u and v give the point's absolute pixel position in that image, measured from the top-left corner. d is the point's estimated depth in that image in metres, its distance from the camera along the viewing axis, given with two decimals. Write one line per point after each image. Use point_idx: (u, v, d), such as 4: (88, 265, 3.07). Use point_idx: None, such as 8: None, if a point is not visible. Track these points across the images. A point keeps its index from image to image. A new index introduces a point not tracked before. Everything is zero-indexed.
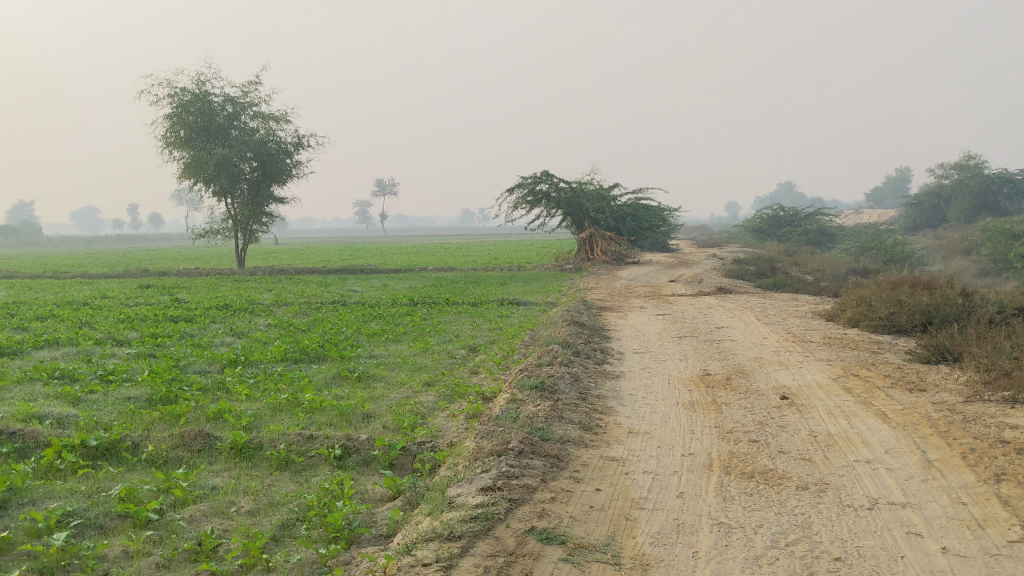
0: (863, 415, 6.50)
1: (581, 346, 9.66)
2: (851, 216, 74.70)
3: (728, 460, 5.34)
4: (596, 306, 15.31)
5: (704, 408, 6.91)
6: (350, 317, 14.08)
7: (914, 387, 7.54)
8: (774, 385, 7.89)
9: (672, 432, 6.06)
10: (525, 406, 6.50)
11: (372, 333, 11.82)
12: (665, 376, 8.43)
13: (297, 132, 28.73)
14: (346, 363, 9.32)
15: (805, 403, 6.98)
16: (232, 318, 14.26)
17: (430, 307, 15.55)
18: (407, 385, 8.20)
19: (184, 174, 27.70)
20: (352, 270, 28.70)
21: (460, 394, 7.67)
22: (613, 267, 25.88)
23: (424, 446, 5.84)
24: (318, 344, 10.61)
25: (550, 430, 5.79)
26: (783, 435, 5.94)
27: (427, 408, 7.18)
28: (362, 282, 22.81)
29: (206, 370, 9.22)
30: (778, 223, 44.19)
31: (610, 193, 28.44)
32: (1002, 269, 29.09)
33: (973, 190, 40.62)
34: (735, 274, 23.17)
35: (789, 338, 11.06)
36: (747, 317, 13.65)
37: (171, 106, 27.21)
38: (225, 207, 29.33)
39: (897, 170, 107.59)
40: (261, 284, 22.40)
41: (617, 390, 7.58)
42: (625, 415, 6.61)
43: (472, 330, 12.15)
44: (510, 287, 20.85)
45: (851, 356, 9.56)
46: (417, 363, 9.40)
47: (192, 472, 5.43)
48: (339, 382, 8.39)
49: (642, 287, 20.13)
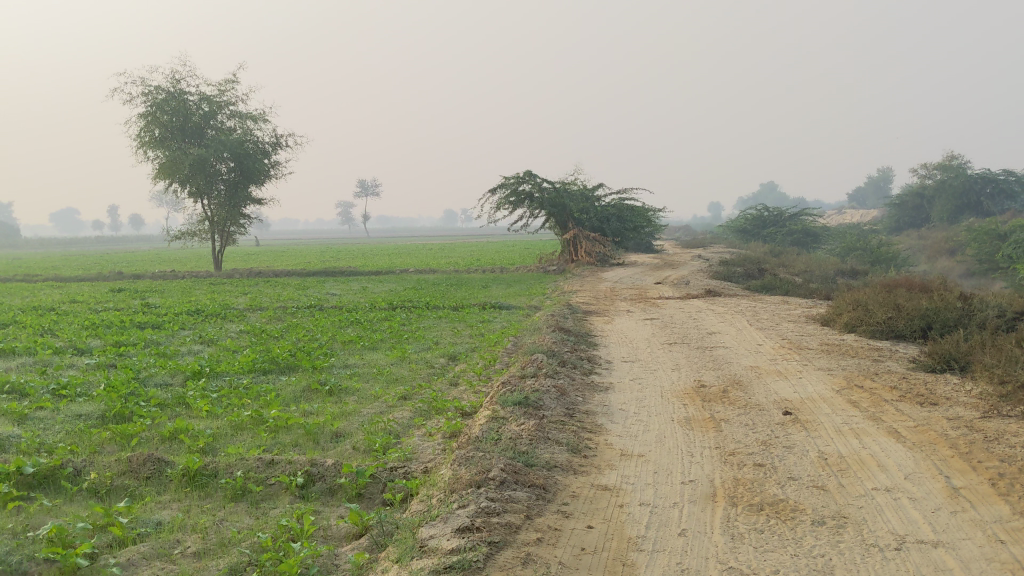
0: (874, 434, 5.99)
1: (568, 356, 9.12)
2: (834, 216, 74.39)
3: (733, 489, 4.82)
4: (582, 310, 14.78)
5: (701, 426, 6.38)
6: (326, 322, 13.46)
7: (924, 400, 7.04)
8: (775, 398, 7.37)
9: (669, 454, 5.54)
10: (507, 425, 5.94)
11: (348, 340, 11.23)
12: (657, 388, 7.89)
13: (274, 131, 28.10)
14: (318, 375, 8.73)
15: (810, 420, 6.47)
16: (202, 324, 13.63)
17: (409, 312, 14.97)
18: (382, 400, 7.62)
19: (159, 175, 27.00)
20: (332, 272, 28.06)
21: (438, 410, 7.10)
22: (598, 269, 25.37)
23: (397, 473, 5.27)
24: (289, 354, 10.00)
25: (535, 453, 5.24)
26: (790, 458, 5.43)
27: (401, 427, 6.61)
28: (341, 285, 22.12)
29: (168, 383, 8.62)
30: (762, 224, 43.82)
31: (594, 194, 27.91)
32: (988, 269, 28.74)
33: (956, 190, 40.38)
34: (722, 276, 22.67)
35: (785, 344, 10.57)
36: (738, 321, 13.14)
37: (145, 105, 26.52)
38: (201, 208, 28.61)
39: (879, 170, 107.79)
40: (235, 287, 21.81)
41: (607, 405, 7.04)
42: (615, 433, 6.08)
43: (452, 337, 11.58)
44: (493, 289, 20.24)
45: (852, 365, 9.06)
46: (392, 374, 8.83)
47: (137, 505, 4.85)
48: (308, 396, 7.81)
49: (627, 289, 19.64)
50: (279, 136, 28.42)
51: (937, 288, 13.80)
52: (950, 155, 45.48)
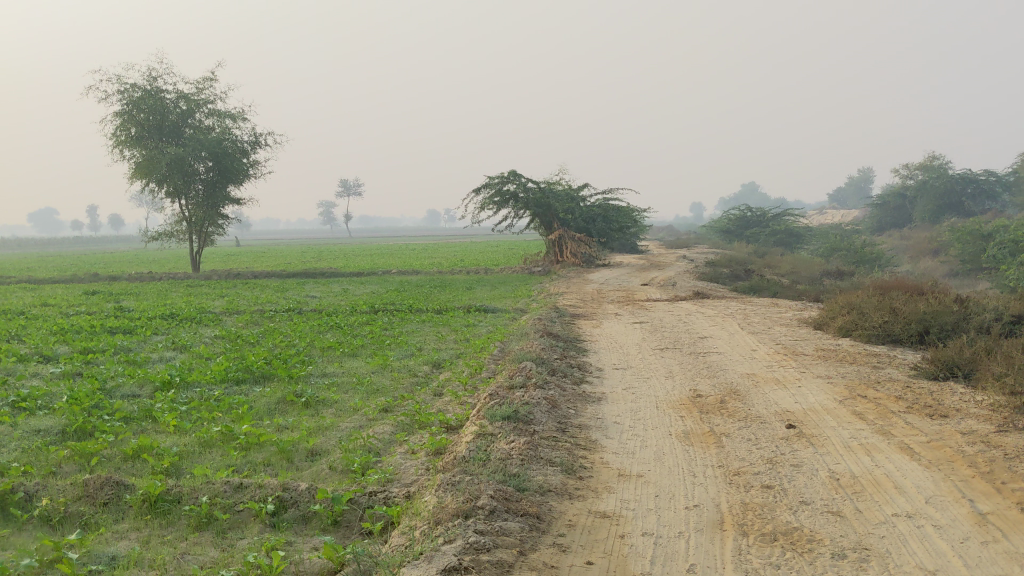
0: (886, 451, 5.62)
1: (557, 364, 8.72)
2: (815, 216, 74.47)
3: (742, 516, 4.44)
4: (569, 313, 14.39)
5: (701, 441, 6.00)
6: (304, 327, 12.99)
7: (933, 411, 6.68)
8: (776, 408, 7.00)
9: (670, 474, 5.16)
10: (496, 442, 5.54)
11: (327, 347, 10.78)
12: (652, 398, 7.50)
13: (253, 130, 27.61)
14: (294, 385, 8.30)
15: (815, 434, 6.10)
16: (176, 329, 13.16)
17: (391, 316, 14.53)
18: (362, 412, 7.20)
19: (135, 174, 26.45)
20: (312, 274, 27.60)
21: (421, 425, 6.70)
22: (583, 270, 25.02)
23: (377, 498, 4.85)
24: (264, 362, 9.57)
25: (527, 475, 4.85)
26: (800, 479, 5.06)
27: (381, 443, 6.21)
28: (321, 287, 21.66)
29: (136, 394, 8.16)
30: (746, 224, 43.60)
31: (579, 194, 27.53)
32: (973, 269, 28.54)
33: (938, 191, 40.23)
34: (709, 277, 22.32)
35: (781, 350, 10.21)
36: (730, 325, 12.79)
37: (120, 103, 25.96)
38: (179, 208, 28.06)
39: (859, 171, 108.01)
40: (213, 289, 21.35)
41: (600, 419, 6.64)
42: (611, 450, 5.69)
43: (436, 343, 11.16)
44: (477, 291, 19.80)
45: (852, 372, 8.71)
46: (373, 384, 8.40)
47: (90, 537, 4.41)
48: (283, 409, 7.38)
49: (614, 291, 19.30)
50: (258, 134, 27.92)
51: (931, 290, 13.49)
52: (931, 156, 45.50)
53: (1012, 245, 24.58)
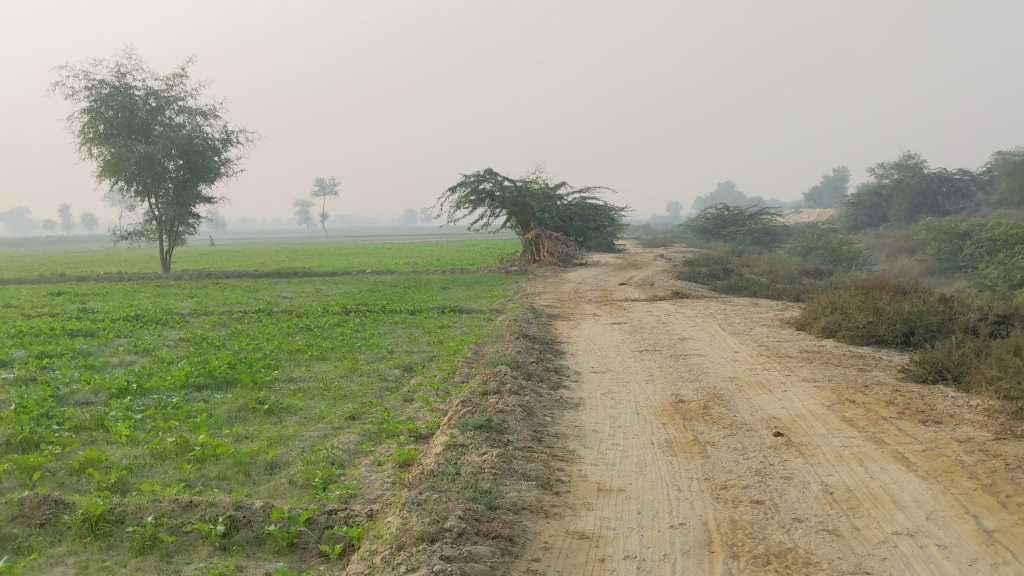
0: (880, 461, 5.33)
1: (533, 368, 8.38)
2: (791, 215, 74.47)
3: (732, 536, 4.10)
4: (545, 314, 14.03)
5: (685, 451, 5.67)
6: (273, 329, 12.56)
7: (926, 417, 6.38)
8: (762, 414, 6.69)
9: (654, 489, 4.82)
10: (467, 455, 5.19)
11: (295, 350, 10.37)
12: (633, 404, 7.16)
13: (224, 128, 27.13)
14: (257, 391, 7.89)
15: (805, 443, 5.79)
16: (139, 331, 12.68)
17: (363, 317, 14.13)
18: (327, 421, 6.84)
19: (104, 173, 25.86)
20: (286, 274, 27.15)
21: (389, 434, 6.34)
22: (560, 269, 24.68)
23: (338, 517, 4.48)
24: (228, 366, 9.16)
25: (499, 492, 4.49)
26: (791, 493, 4.74)
27: (346, 455, 5.84)
28: (293, 288, 21.22)
29: (89, 402, 7.72)
30: (723, 223, 43.44)
31: (556, 192, 27.21)
32: (949, 268, 28.41)
33: (913, 190, 40.18)
34: (687, 276, 22.05)
35: (763, 352, 9.93)
36: (711, 326, 12.48)
37: (88, 100, 25.38)
38: (148, 207, 27.49)
39: (834, 170, 108.39)
40: (181, 290, 20.86)
41: (578, 427, 6.30)
42: (591, 461, 5.36)
43: (408, 346, 10.79)
44: (452, 292, 19.39)
45: (839, 375, 8.41)
46: (340, 390, 8.02)
47: (20, 564, 4.00)
48: (244, 417, 7.00)
49: (591, 291, 18.94)
50: (230, 132, 27.41)
51: (914, 289, 13.26)
52: (906, 154, 45.51)
53: (989, 244, 24.42)
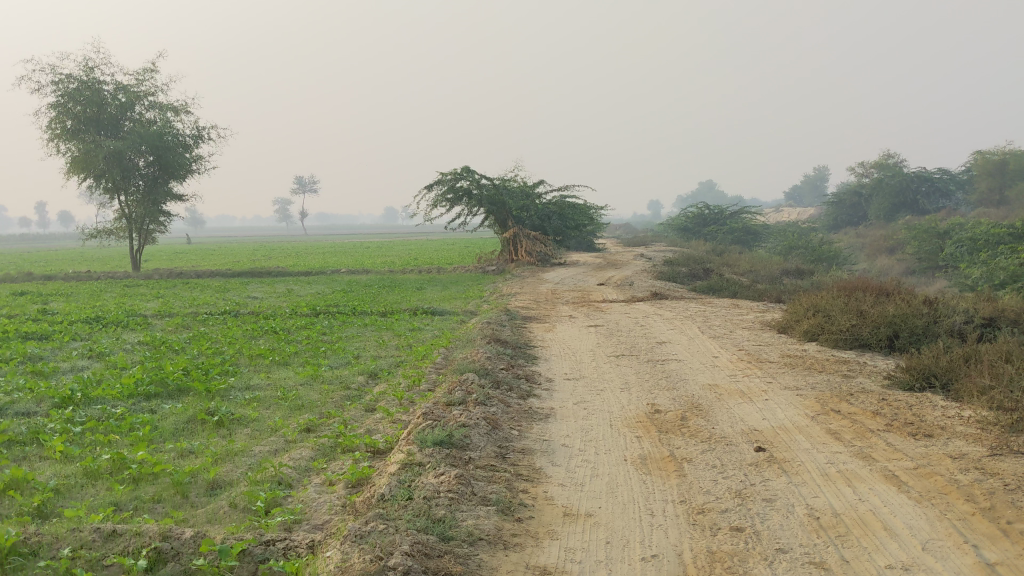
0: (869, 481, 4.95)
1: (502, 375, 7.96)
2: (773, 213, 74.37)
3: (709, 571, 3.71)
4: (521, 316, 13.63)
5: (660, 469, 5.27)
6: (237, 332, 12.07)
7: (916, 430, 6.00)
8: (742, 426, 6.31)
9: (625, 514, 4.42)
10: (422, 475, 4.77)
11: (256, 355, 9.91)
12: (606, 415, 6.77)
13: (196, 124, 26.57)
14: (210, 401, 7.43)
15: (787, 459, 5.42)
16: (97, 334, 12.17)
17: (332, 319, 13.69)
18: (280, 434, 6.40)
19: (71, 169, 25.24)
20: (259, 273, 26.66)
21: (344, 449, 5.91)
22: (539, 269, 24.27)
23: (278, 550, 4.04)
24: (182, 373, 8.69)
25: (455, 521, 4.08)
26: (773, 519, 4.35)
27: (294, 473, 5.40)
28: (265, 288, 20.72)
29: (30, 413, 7.23)
30: (703, 222, 43.19)
31: (534, 191, 26.80)
32: (929, 268, 28.20)
33: (893, 189, 40.06)
34: (667, 276, 21.71)
35: (744, 357, 9.56)
36: (690, 329, 12.10)
37: (55, 95, 24.71)
38: (118, 204, 26.89)
39: (814, 169, 108.71)
40: (149, 290, 20.32)
41: (546, 441, 5.89)
42: (557, 481, 4.95)
43: (375, 350, 10.35)
44: (427, 292, 18.94)
45: (823, 383, 8.05)
46: (298, 399, 7.58)
47: None
48: (191, 429, 6.54)
49: (570, 292, 18.55)
50: (202, 128, 26.87)
51: (896, 291, 12.97)
52: (887, 153, 45.40)
53: (970, 244, 24.19)
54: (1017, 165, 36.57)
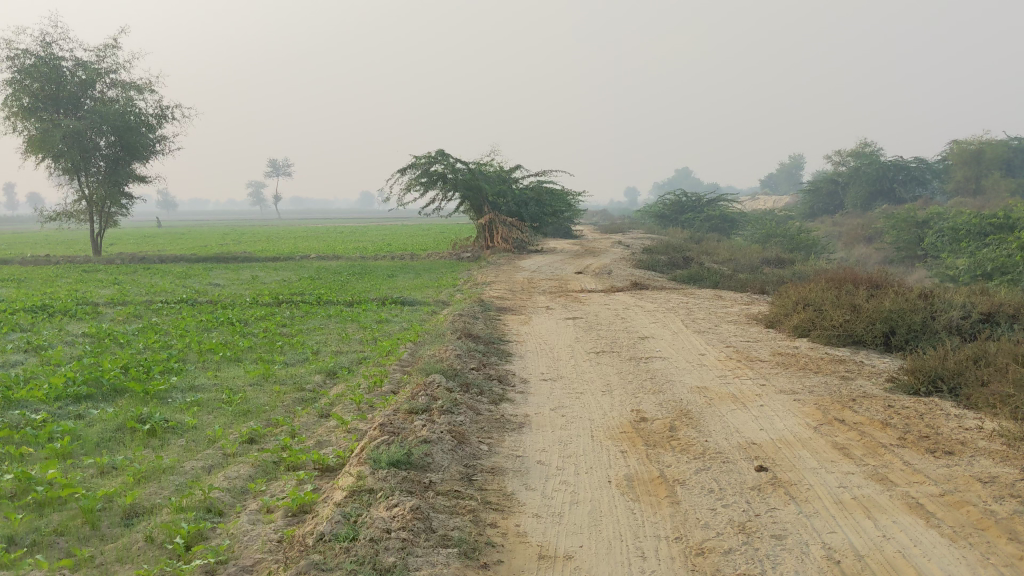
0: (892, 511, 4.28)
1: (472, 376, 7.25)
2: (750, 201, 73.76)
3: None
4: (494, 308, 12.89)
5: (648, 493, 4.59)
6: (190, 324, 11.24)
7: (934, 445, 5.35)
8: (739, 439, 5.63)
9: (611, 555, 3.74)
10: (374, 507, 4.06)
11: (207, 351, 9.10)
12: (587, 423, 6.07)
13: (160, 103, 25.63)
14: (144, 405, 6.66)
15: (794, 481, 4.75)
16: (39, 325, 11.34)
17: (295, 309, 12.89)
18: (217, 446, 5.66)
19: (29, 149, 24.19)
20: (224, 259, 25.74)
21: (289, 467, 5.20)
22: (515, 256, 23.51)
23: None
24: (120, 371, 7.89)
25: (406, 571, 3.39)
26: (783, 562, 3.68)
27: (227, 497, 4.69)
28: (229, 274, 19.84)
29: None
30: (681, 209, 42.57)
31: (510, 175, 26.08)
32: (908, 257, 27.64)
33: (870, 177, 39.55)
34: (646, 265, 21.02)
35: (734, 355, 8.90)
36: (673, 322, 11.44)
37: (11, 71, 23.62)
38: (79, 186, 25.88)
39: (790, 157, 108.91)
40: (106, 276, 19.42)
41: (521, 457, 5.17)
42: (531, 512, 4.24)
43: (336, 345, 9.60)
44: (398, 280, 18.11)
45: (821, 386, 7.39)
46: (244, 403, 6.82)
47: None
48: (119, 440, 5.80)
49: (546, 282, 17.82)
50: (165, 107, 25.92)
51: (887, 283, 12.35)
52: (864, 142, 44.88)
53: (950, 234, 23.64)
54: (995, 153, 36.13)
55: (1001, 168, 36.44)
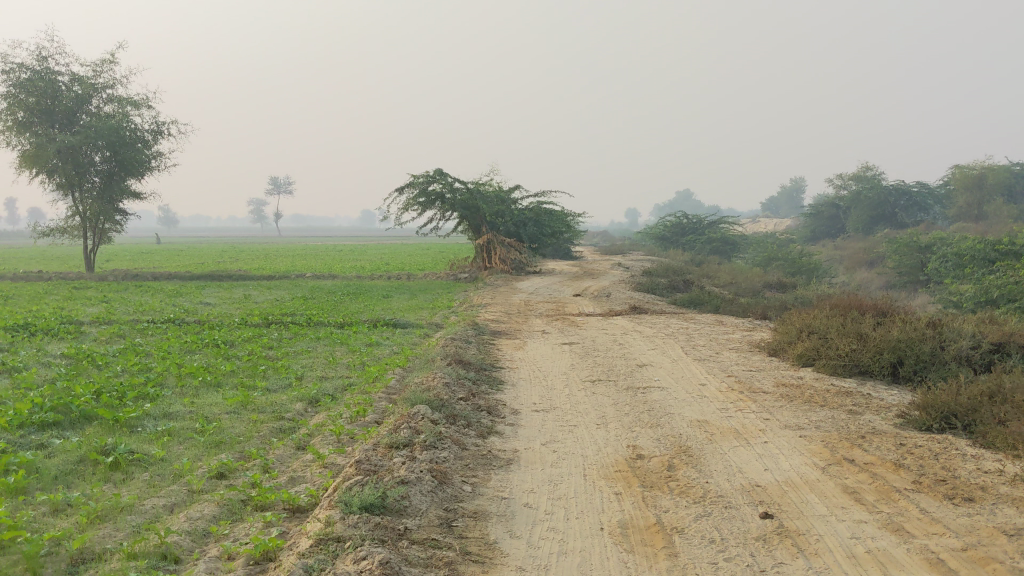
0: (910, 568, 3.90)
1: (460, 407, 6.88)
2: (750, 224, 73.51)
3: None
4: (488, 331, 12.50)
5: (643, 542, 4.22)
6: (173, 345, 10.85)
7: (952, 491, 4.97)
8: (742, 481, 5.25)
9: None
10: (340, 560, 3.68)
11: (186, 375, 8.71)
12: (580, 460, 5.70)
13: (156, 118, 25.36)
14: (111, 434, 6.28)
15: (802, 531, 4.37)
16: (16, 344, 10.99)
17: (283, 331, 12.51)
18: (183, 482, 5.28)
19: (22, 163, 23.86)
20: (217, 276, 25.39)
21: (256, 507, 4.82)
22: (513, 278, 23.15)
23: None
24: (92, 395, 7.51)
25: None
26: None
27: (186, 542, 4.31)
28: (221, 294, 19.47)
29: None
30: (681, 231, 42.27)
31: (509, 196, 25.76)
32: (910, 282, 27.30)
33: (872, 202, 39.32)
34: (645, 288, 20.66)
35: (735, 386, 8.53)
36: (672, 349, 11.07)
37: (6, 85, 23.33)
38: (72, 202, 25.53)
39: (793, 182, 108.92)
40: (96, 294, 19.06)
41: (506, 500, 4.80)
42: (514, 564, 3.87)
43: (321, 370, 9.22)
44: (393, 302, 17.73)
45: (828, 421, 7.01)
46: (217, 433, 6.44)
47: None
48: (78, 473, 5.42)
49: (543, 304, 17.46)
50: (161, 123, 25.64)
51: (892, 311, 11.98)
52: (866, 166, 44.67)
53: (954, 259, 23.29)
54: (997, 179, 35.80)
55: (1004, 193, 36.17)
